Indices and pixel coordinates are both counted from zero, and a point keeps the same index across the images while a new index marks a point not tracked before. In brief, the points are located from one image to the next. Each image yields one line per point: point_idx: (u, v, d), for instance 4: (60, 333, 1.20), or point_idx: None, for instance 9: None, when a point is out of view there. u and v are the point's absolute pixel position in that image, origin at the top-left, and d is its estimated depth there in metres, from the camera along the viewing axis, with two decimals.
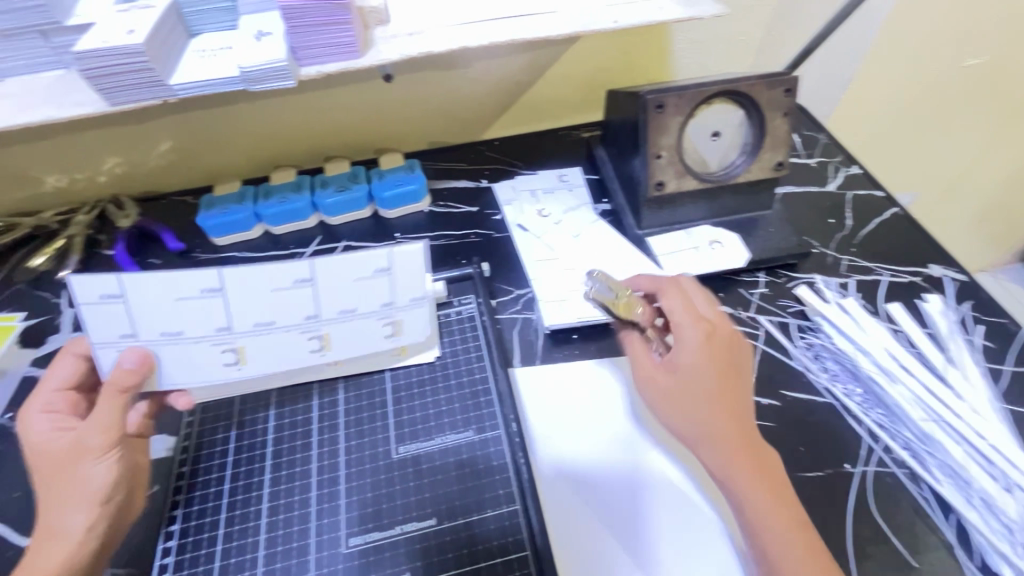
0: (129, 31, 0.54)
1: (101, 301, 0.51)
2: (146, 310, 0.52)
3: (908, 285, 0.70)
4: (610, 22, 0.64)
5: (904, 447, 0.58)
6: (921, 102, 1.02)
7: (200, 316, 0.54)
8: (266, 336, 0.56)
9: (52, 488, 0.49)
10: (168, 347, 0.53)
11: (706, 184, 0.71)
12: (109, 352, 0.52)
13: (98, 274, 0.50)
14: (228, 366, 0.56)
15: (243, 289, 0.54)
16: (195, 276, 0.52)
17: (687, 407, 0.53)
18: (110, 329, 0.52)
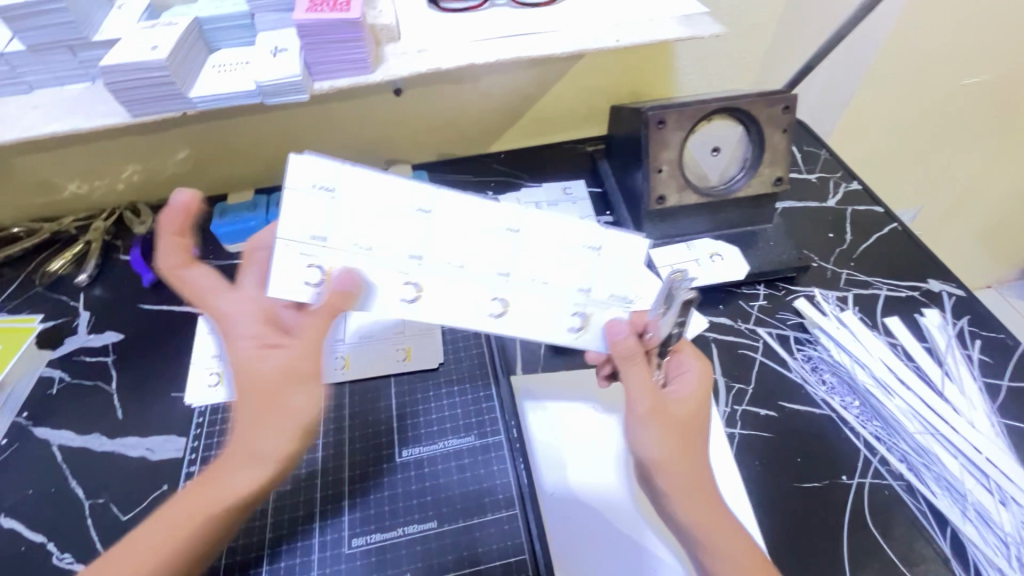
0: (152, 47, 0.57)
1: (311, 190, 0.42)
2: (348, 220, 0.44)
3: (907, 299, 0.71)
4: (613, 41, 0.66)
5: (901, 460, 0.58)
6: (922, 119, 1.03)
7: (406, 236, 0.46)
8: (454, 286, 0.47)
9: (249, 416, 0.46)
10: (368, 267, 0.45)
11: (707, 198, 0.72)
12: (296, 251, 0.44)
13: (321, 157, 0.42)
14: (403, 305, 0.47)
15: (452, 224, 0.46)
16: (410, 186, 0.45)
17: (660, 421, 0.49)
18: (306, 226, 0.43)
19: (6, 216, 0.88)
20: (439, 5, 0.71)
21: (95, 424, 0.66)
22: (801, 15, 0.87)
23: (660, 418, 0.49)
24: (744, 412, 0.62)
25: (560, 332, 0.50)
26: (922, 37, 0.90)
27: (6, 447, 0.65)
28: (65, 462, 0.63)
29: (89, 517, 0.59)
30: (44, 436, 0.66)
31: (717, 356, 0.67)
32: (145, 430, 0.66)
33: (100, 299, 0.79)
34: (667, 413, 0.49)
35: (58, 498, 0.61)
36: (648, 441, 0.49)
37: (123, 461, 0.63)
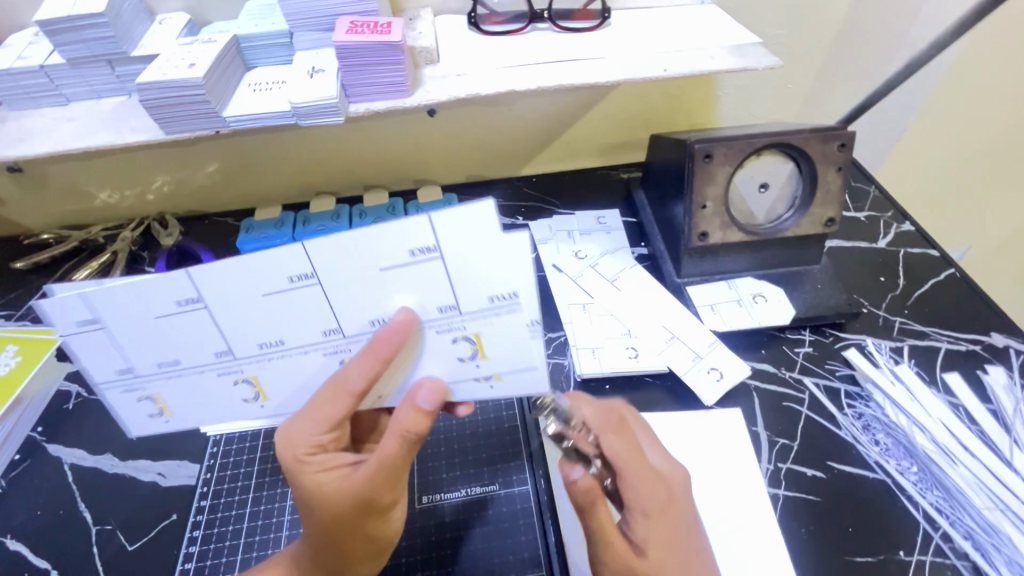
0: (190, 65, 0.56)
1: (77, 330, 0.41)
2: (133, 344, 0.42)
3: (968, 354, 0.66)
4: (659, 70, 0.63)
5: (966, 537, 0.53)
6: (979, 157, 0.98)
7: (195, 333, 0.42)
8: (279, 359, 0.44)
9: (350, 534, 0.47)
10: (177, 379, 0.44)
11: (752, 237, 0.68)
12: (117, 391, 0.45)
13: (62, 296, 0.39)
14: (249, 403, 0.46)
15: (226, 296, 0.40)
16: (166, 284, 0.39)
17: (649, 521, 0.47)
18: (102, 364, 0.43)
19: (37, 222, 0.88)
20: (479, 27, 0.70)
21: (107, 444, 0.65)
22: (854, 47, 0.83)
23: (642, 513, 0.47)
24: (788, 471, 0.58)
25: (451, 367, 0.44)
26: (984, 73, 0.85)
27: (18, 463, 0.64)
28: (75, 483, 0.62)
29: (94, 544, 0.57)
30: (57, 453, 0.64)
31: (759, 407, 0.63)
32: (158, 453, 0.64)
33: None
34: (642, 509, 0.47)
35: (66, 521, 0.59)
36: (639, 530, 0.47)
37: (133, 485, 0.61)
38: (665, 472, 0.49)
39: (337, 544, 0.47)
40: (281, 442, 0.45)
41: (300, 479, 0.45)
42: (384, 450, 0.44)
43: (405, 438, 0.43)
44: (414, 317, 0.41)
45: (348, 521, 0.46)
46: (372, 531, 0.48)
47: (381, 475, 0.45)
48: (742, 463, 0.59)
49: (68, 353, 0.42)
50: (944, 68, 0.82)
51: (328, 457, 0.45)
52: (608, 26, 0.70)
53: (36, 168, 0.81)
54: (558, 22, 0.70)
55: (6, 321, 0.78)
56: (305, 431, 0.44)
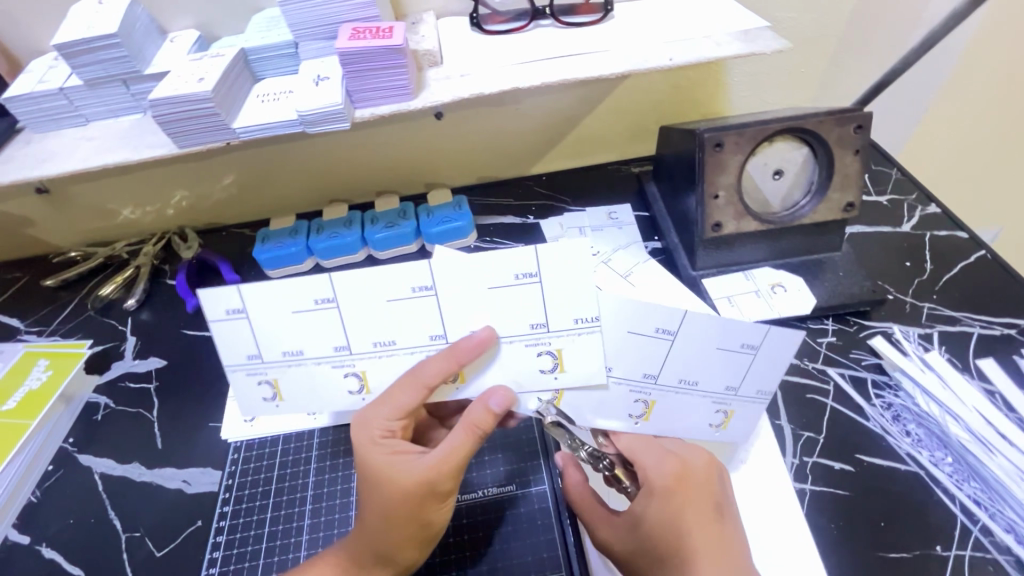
0: (199, 80, 0.57)
1: (227, 317, 0.46)
2: (268, 333, 0.47)
3: (1003, 338, 0.63)
4: (665, 60, 0.62)
5: (1007, 530, 0.51)
6: (1010, 134, 0.94)
7: (322, 330, 0.47)
8: (385, 358, 0.48)
9: (406, 524, 0.47)
10: (293, 368, 0.48)
11: (768, 225, 0.67)
12: (242, 374, 0.48)
13: (220, 287, 0.45)
14: (353, 394, 0.50)
15: (358, 300, 0.45)
16: (306, 283, 0.45)
17: (658, 498, 0.47)
18: (239, 349, 0.48)
19: (65, 240, 0.92)
20: (482, 27, 0.70)
21: (136, 452, 0.66)
22: (870, 25, 0.81)
23: (648, 493, 0.47)
24: (815, 465, 0.56)
25: (527, 375, 0.48)
26: (1012, 46, 0.81)
27: (51, 474, 0.66)
28: (105, 492, 0.63)
29: (125, 551, 0.59)
30: (87, 463, 0.66)
31: (783, 400, 0.61)
32: (183, 460, 0.65)
33: (146, 324, 0.80)
34: (649, 489, 0.47)
35: (98, 528, 0.61)
36: (655, 509, 0.47)
37: (160, 493, 0.63)
38: (680, 455, 0.49)
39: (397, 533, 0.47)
40: (355, 428, 0.47)
41: (370, 461, 0.47)
42: (453, 444, 0.47)
43: (476, 433, 0.46)
44: (493, 332, 0.46)
45: (412, 510, 0.46)
46: (430, 523, 0.48)
47: (449, 464, 0.46)
48: (767, 458, 0.57)
49: (217, 338, 0.47)
50: (966, 41, 0.79)
51: (397, 444, 0.47)
52: (611, 19, 0.69)
53: (61, 188, 0.84)
54: (561, 18, 0.69)
55: (38, 337, 0.81)
56: (375, 416, 0.47)
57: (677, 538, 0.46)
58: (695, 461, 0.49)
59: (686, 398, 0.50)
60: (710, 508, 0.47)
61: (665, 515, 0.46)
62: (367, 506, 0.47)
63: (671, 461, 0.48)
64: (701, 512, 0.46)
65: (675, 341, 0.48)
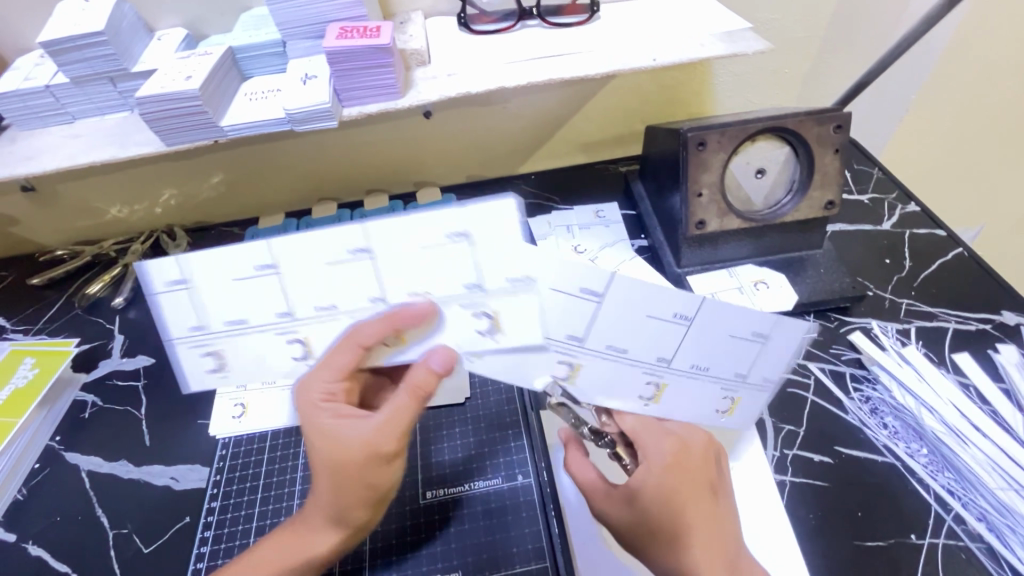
0: (186, 78, 0.57)
1: (166, 289, 0.43)
2: (213, 302, 0.43)
3: (978, 333, 0.65)
4: (649, 60, 0.63)
5: (980, 519, 0.52)
6: (988, 134, 0.95)
7: (262, 295, 0.43)
8: (327, 322, 0.44)
9: (353, 487, 0.46)
10: (238, 338, 0.45)
11: (750, 223, 0.68)
12: (187, 345, 0.45)
13: (161, 256, 0.42)
14: (298, 361, 0.46)
15: (297, 262, 0.42)
16: (243, 250, 0.42)
17: (657, 472, 0.47)
18: (182, 320, 0.44)
19: (52, 239, 0.91)
20: (470, 27, 0.70)
21: (124, 450, 0.66)
22: (851, 27, 0.82)
23: (648, 467, 0.48)
24: (795, 457, 0.58)
25: (515, 378, 0.47)
26: (989, 49, 0.83)
27: (38, 472, 0.66)
28: (92, 489, 0.63)
29: (112, 548, 0.59)
30: (74, 461, 0.66)
31: None
32: (171, 457, 0.65)
33: (134, 322, 0.80)
34: (649, 463, 0.48)
35: (85, 525, 0.61)
36: (656, 485, 0.47)
37: (148, 490, 0.63)
38: (681, 434, 0.50)
39: (346, 496, 0.47)
40: (299, 391, 0.47)
41: (315, 425, 0.46)
42: (396, 406, 0.46)
43: (419, 396, 0.45)
44: (434, 307, 0.43)
45: (357, 473, 0.46)
46: (377, 488, 0.47)
47: (394, 425, 0.46)
48: (748, 450, 0.58)
49: (158, 311, 0.44)
50: (943, 43, 0.81)
51: (340, 406, 0.46)
52: (597, 19, 0.70)
53: (47, 186, 0.83)
54: (547, 18, 0.70)
55: (24, 335, 0.81)
56: (317, 379, 0.45)
57: (678, 511, 0.46)
58: (695, 440, 0.50)
59: (696, 381, 0.49)
60: (708, 485, 0.48)
61: (669, 489, 0.46)
62: (314, 469, 0.47)
63: (671, 440, 0.49)
64: (701, 486, 0.47)
65: (690, 327, 0.45)
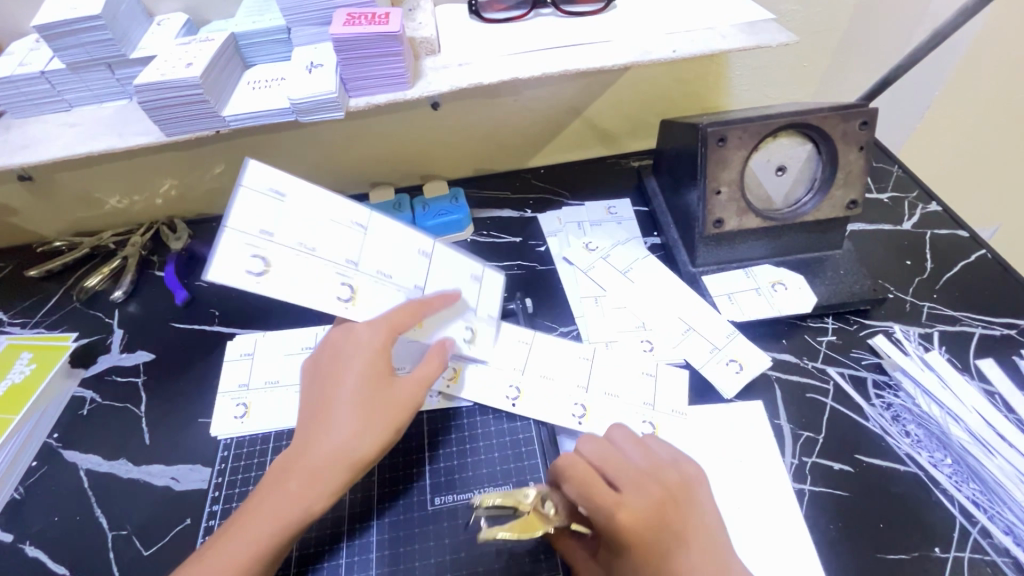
0: (187, 65, 0.55)
1: (267, 191, 0.48)
2: (292, 219, 0.49)
3: (1003, 339, 0.63)
4: (669, 51, 0.60)
5: (1006, 532, 0.51)
6: (1010, 132, 0.93)
7: (343, 241, 0.52)
8: (380, 285, 0.55)
9: (370, 423, 0.50)
10: (297, 258, 0.49)
11: (769, 222, 0.66)
12: (239, 240, 0.46)
13: (270, 166, 0.48)
14: (338, 301, 0.52)
15: (380, 234, 0.55)
16: (354, 203, 0.54)
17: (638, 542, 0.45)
18: (253, 221, 0.47)
19: (50, 229, 0.89)
20: (480, 15, 0.67)
21: (123, 448, 0.65)
22: (875, 19, 0.79)
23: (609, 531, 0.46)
24: (814, 465, 0.56)
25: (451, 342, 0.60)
26: (1017, 45, 0.80)
27: (35, 470, 0.64)
28: (92, 489, 0.62)
29: (111, 550, 0.57)
30: (73, 459, 0.64)
31: (782, 398, 0.60)
32: (171, 457, 0.64)
33: (134, 316, 0.78)
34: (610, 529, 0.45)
35: (83, 526, 0.59)
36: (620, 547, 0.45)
37: (148, 490, 0.61)
38: (657, 481, 0.47)
39: (365, 428, 0.49)
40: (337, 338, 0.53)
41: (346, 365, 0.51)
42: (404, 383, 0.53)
43: (444, 358, 0.56)
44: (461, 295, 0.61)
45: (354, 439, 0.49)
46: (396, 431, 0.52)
47: (421, 379, 0.53)
48: (766, 457, 0.56)
49: (237, 201, 0.46)
50: (971, 37, 0.78)
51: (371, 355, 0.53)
52: (614, 8, 0.68)
53: (44, 176, 0.81)
54: (561, 6, 0.67)
55: (21, 329, 0.79)
56: (352, 330, 0.53)
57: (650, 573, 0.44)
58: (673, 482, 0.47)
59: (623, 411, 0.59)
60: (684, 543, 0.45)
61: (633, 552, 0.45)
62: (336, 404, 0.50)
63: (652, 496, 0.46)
64: (675, 535, 0.45)
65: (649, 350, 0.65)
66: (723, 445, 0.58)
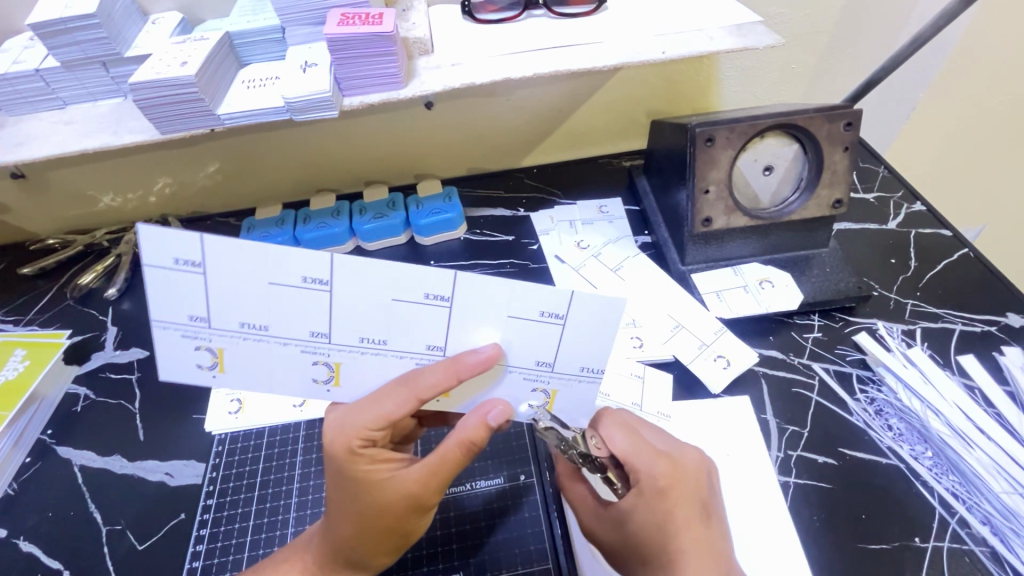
0: (182, 63, 0.55)
1: (173, 266, 0.38)
2: (227, 297, 0.39)
3: (983, 335, 0.64)
4: (659, 53, 0.61)
5: (984, 522, 0.52)
6: (993, 133, 0.95)
7: (300, 311, 0.41)
8: (369, 356, 0.44)
9: (382, 533, 0.47)
10: (246, 342, 0.42)
11: (757, 221, 0.67)
12: (175, 334, 0.41)
13: (175, 231, 0.36)
14: (317, 383, 0.45)
15: (355, 283, 0.40)
16: (299, 260, 0.38)
17: (647, 499, 0.47)
18: (178, 306, 0.40)
19: (43, 227, 0.89)
20: (473, 16, 0.68)
21: (117, 445, 0.65)
22: (860, 23, 0.81)
23: (637, 490, 0.47)
24: (799, 459, 0.57)
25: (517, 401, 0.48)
26: (999, 48, 0.82)
27: (29, 466, 0.64)
28: (85, 485, 0.62)
29: (106, 545, 0.58)
30: (66, 455, 0.65)
31: (768, 393, 0.62)
32: (165, 453, 0.64)
33: (128, 313, 0.78)
34: (640, 489, 0.47)
35: (77, 521, 0.60)
36: (648, 508, 0.47)
37: (142, 486, 0.62)
38: (672, 454, 0.49)
39: (372, 541, 0.47)
40: (332, 433, 0.45)
41: (348, 471, 0.45)
42: (441, 456, 0.45)
43: (469, 447, 0.45)
44: (500, 350, 0.44)
45: (391, 521, 0.46)
46: (409, 532, 0.49)
47: (436, 479, 0.46)
48: (753, 451, 0.58)
49: (150, 288, 0.39)
50: (954, 41, 0.80)
51: (377, 452, 0.46)
52: (605, 10, 0.69)
53: (37, 174, 0.81)
54: (553, 8, 0.68)
55: (14, 326, 0.79)
56: (352, 425, 0.44)
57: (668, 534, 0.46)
58: (687, 461, 0.49)
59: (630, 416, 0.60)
60: (687, 510, 0.47)
61: (659, 515, 0.46)
62: (345, 511, 0.46)
63: (663, 462, 0.48)
64: (696, 502, 0.48)
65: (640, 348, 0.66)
66: (710, 439, 0.59)
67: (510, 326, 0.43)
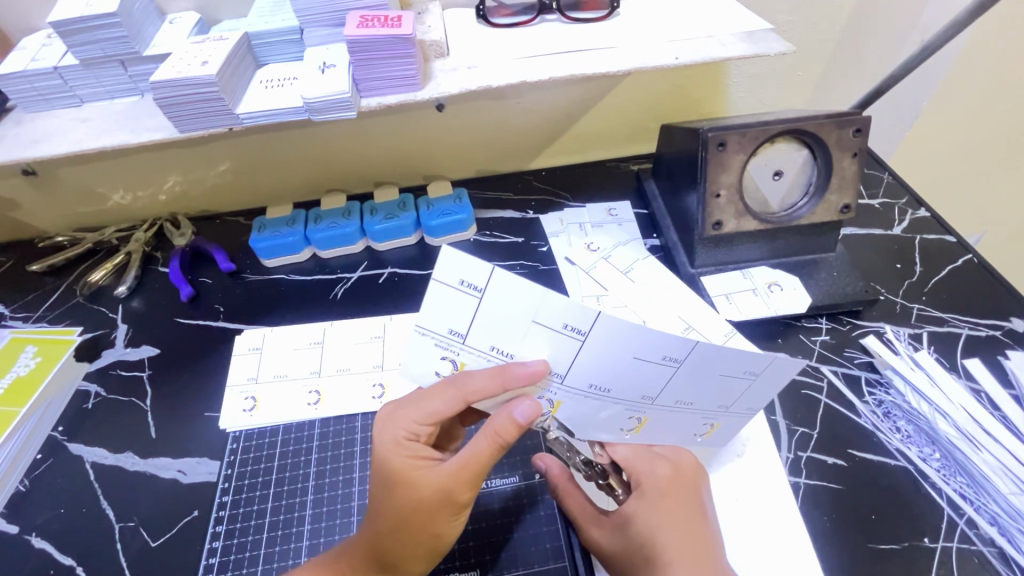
0: (202, 63, 0.56)
1: (458, 287, 0.41)
2: (493, 323, 0.43)
3: (988, 339, 0.65)
4: (671, 59, 0.62)
5: (991, 523, 0.53)
6: (993, 141, 0.96)
7: (550, 351, 0.44)
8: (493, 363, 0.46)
9: (413, 531, 0.47)
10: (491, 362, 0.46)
11: (766, 225, 0.68)
12: (432, 342, 0.45)
13: (477, 260, 0.39)
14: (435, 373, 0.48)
15: (602, 343, 0.42)
16: (573, 309, 0.40)
17: (649, 498, 0.50)
18: (442, 321, 0.43)
19: (52, 224, 0.89)
20: (488, 20, 0.69)
21: (129, 442, 0.65)
22: (866, 32, 0.82)
23: (639, 491, 0.51)
24: (809, 459, 0.58)
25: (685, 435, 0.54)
26: (1000, 58, 0.83)
27: (40, 463, 0.64)
28: (97, 481, 0.62)
29: (119, 541, 0.58)
30: (77, 452, 0.65)
31: (778, 395, 0.62)
32: (177, 450, 0.64)
33: (138, 311, 0.78)
34: (644, 489, 0.50)
35: (89, 518, 0.60)
36: (651, 509, 0.49)
37: (155, 484, 0.62)
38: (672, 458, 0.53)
39: (404, 538, 0.47)
40: (379, 426, 0.48)
41: (389, 462, 0.47)
42: (474, 452, 0.46)
43: (498, 442, 0.46)
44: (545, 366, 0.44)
45: (422, 519, 0.47)
46: (440, 533, 0.48)
47: (469, 472, 0.46)
48: (765, 453, 0.58)
49: (428, 298, 0.42)
50: (957, 50, 0.81)
51: (419, 447, 0.47)
52: (617, 16, 0.70)
53: (48, 171, 0.81)
54: (566, 13, 0.69)
55: (24, 323, 0.79)
56: (397, 422, 0.47)
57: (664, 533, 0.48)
58: (685, 462, 0.53)
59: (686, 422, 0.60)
60: (681, 510, 0.49)
61: (657, 516, 0.49)
62: (382, 505, 0.47)
63: (665, 465, 0.52)
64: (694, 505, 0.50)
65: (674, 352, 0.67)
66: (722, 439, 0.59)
67: (714, 380, 0.47)
